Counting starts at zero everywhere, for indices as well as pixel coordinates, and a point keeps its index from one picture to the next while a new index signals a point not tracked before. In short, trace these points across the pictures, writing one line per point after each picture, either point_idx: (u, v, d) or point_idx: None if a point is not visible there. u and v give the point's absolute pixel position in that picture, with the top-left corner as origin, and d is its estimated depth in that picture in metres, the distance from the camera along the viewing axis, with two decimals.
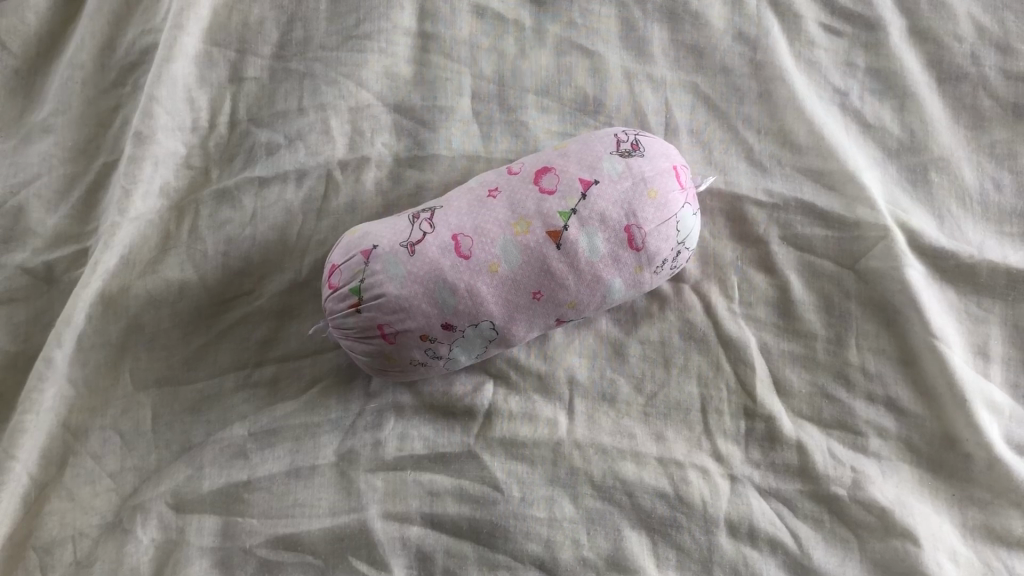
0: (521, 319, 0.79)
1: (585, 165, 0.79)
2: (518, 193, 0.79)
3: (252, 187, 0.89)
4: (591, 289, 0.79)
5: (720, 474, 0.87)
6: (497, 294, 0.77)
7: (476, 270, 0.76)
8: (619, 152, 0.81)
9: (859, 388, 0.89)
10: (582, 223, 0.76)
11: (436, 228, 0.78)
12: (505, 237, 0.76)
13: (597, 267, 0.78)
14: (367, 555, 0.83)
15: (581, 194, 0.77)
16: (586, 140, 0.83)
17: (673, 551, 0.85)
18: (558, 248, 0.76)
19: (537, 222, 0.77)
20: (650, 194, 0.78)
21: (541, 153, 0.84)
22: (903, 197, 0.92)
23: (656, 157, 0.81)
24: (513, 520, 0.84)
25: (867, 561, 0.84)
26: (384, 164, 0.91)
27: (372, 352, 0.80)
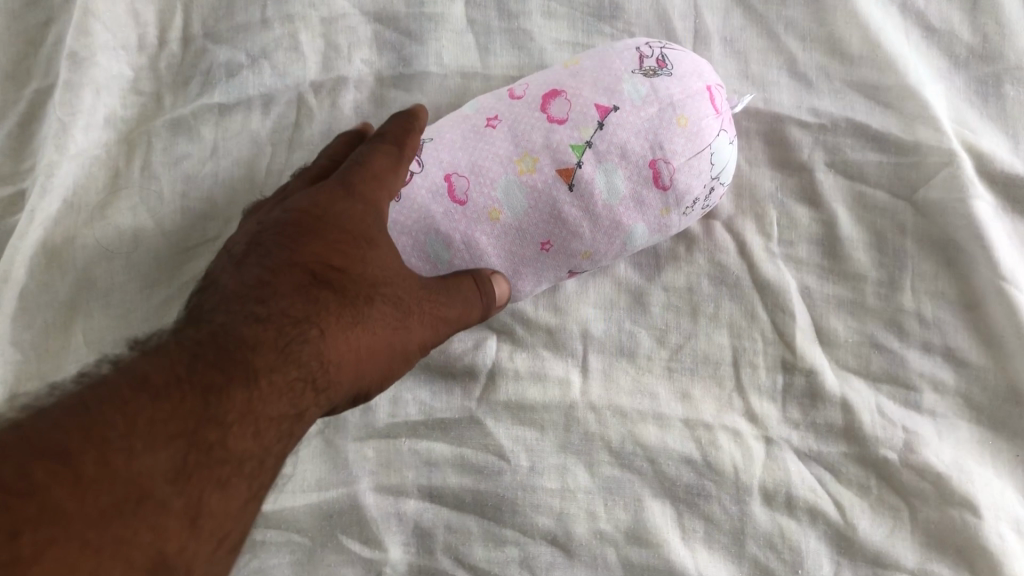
0: (528, 271, 0.69)
1: (601, 87, 0.66)
2: (521, 123, 0.66)
3: (211, 116, 0.76)
4: (607, 239, 0.68)
5: (753, 437, 0.78)
6: (499, 245, 0.66)
7: (473, 217, 0.65)
8: (642, 70, 0.67)
9: (913, 337, 0.78)
10: (598, 159, 0.65)
11: (424, 167, 0.65)
12: (507, 177, 0.65)
13: (616, 211, 0.66)
14: (360, 532, 0.75)
15: (597, 123, 0.65)
16: (603, 54, 0.69)
17: (700, 523, 0.76)
18: (571, 190, 0.65)
19: (545, 158, 0.65)
20: (679, 121, 0.65)
21: (548, 69, 0.70)
22: (971, 113, 0.79)
23: (688, 75, 0.67)
24: (522, 492, 0.76)
25: (919, 532, 0.75)
26: (364, 85, 0.78)
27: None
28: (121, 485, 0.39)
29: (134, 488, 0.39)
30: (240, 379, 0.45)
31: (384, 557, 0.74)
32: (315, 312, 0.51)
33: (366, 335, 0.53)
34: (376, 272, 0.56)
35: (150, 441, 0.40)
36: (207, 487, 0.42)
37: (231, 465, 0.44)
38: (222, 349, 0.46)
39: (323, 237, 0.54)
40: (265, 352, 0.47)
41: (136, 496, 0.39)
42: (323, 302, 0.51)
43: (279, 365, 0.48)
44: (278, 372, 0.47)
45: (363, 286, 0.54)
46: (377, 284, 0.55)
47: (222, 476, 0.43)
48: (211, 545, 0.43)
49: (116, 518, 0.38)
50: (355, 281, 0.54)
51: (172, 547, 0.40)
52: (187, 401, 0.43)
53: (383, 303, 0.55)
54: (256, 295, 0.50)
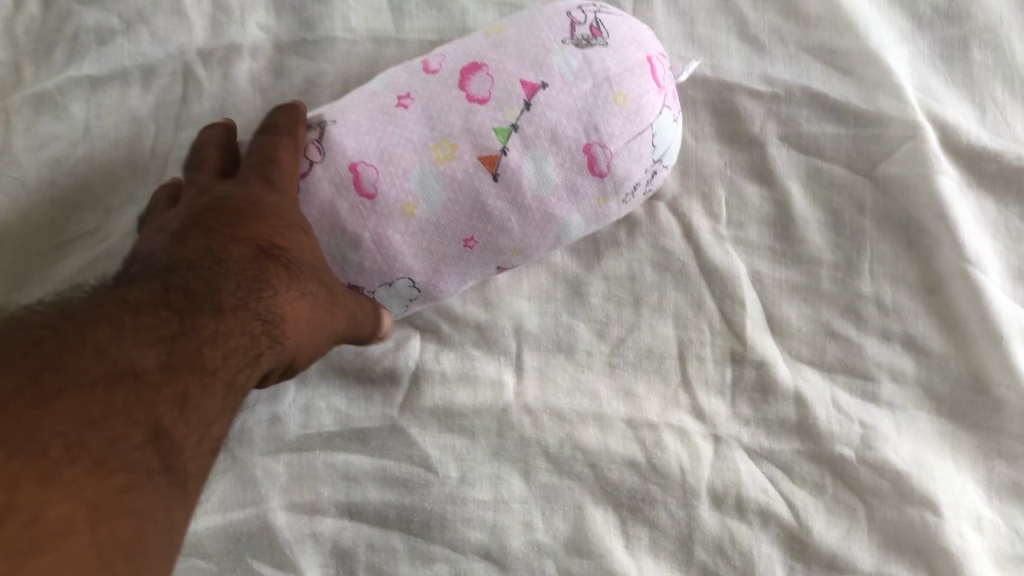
0: (450, 272, 0.60)
1: (528, 60, 0.57)
2: (436, 102, 0.57)
3: (82, 91, 0.66)
4: (538, 233, 0.60)
5: (701, 436, 0.72)
6: (415, 245, 0.57)
7: (385, 213, 0.56)
8: (574, 39, 0.58)
9: (871, 324, 0.72)
10: (526, 143, 0.56)
11: (324, 156, 0.56)
12: (422, 166, 0.56)
13: (547, 203, 0.58)
14: (272, 556, 0.68)
15: (524, 103, 0.56)
16: (528, 20, 0.60)
17: (645, 530, 0.70)
18: (496, 180, 0.56)
19: (465, 144, 0.56)
20: (616, 99, 0.57)
21: (467, 37, 0.61)
22: (935, 78, 0.73)
23: (626, 45, 0.59)
24: (451, 506, 0.69)
25: (876, 533, 0.70)
26: (260, 52, 0.69)
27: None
28: (114, 361, 0.38)
29: (124, 371, 0.38)
30: (208, 311, 0.44)
31: None
32: (268, 270, 0.48)
33: (313, 304, 0.50)
34: (312, 247, 0.53)
35: (134, 338, 0.40)
36: (191, 385, 0.41)
37: (209, 374, 0.43)
38: (191, 288, 0.44)
39: (260, 208, 0.51)
40: (228, 290, 0.45)
41: (130, 377, 0.39)
42: (272, 268, 0.48)
43: (241, 311, 0.45)
44: (241, 312, 0.45)
45: (305, 262, 0.51)
46: (315, 261, 0.52)
47: (203, 381, 0.42)
48: (197, 438, 0.42)
49: (116, 388, 0.38)
50: (296, 258, 0.50)
51: (168, 421, 0.40)
52: (164, 317, 0.41)
53: (325, 281, 0.52)
54: (210, 253, 0.47)
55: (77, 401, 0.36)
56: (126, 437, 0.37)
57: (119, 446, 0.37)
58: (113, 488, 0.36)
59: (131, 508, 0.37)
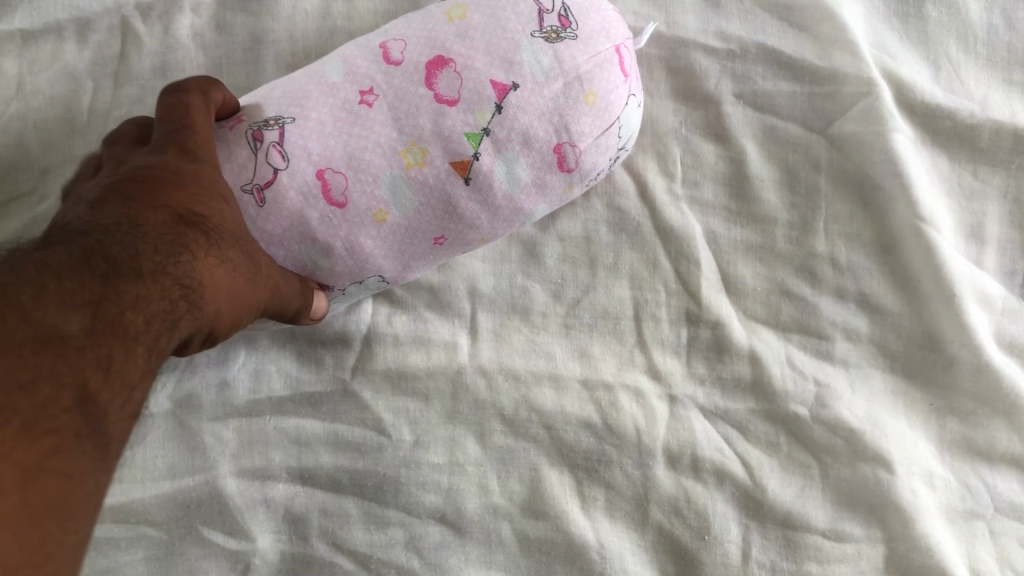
0: (418, 264, 0.62)
1: (497, 56, 0.56)
2: (403, 101, 0.55)
3: (15, 47, 0.64)
4: (502, 227, 0.61)
5: (656, 396, 0.71)
6: (385, 246, 0.58)
7: (356, 221, 0.56)
8: (543, 31, 0.57)
9: (826, 283, 0.72)
10: (497, 147, 0.56)
11: (289, 161, 0.54)
12: (393, 173, 0.55)
13: (517, 200, 0.59)
14: (223, 523, 0.67)
15: (495, 105, 0.56)
16: (493, 4, 0.57)
17: (601, 490, 0.70)
18: (467, 184, 0.57)
19: (435, 148, 0.55)
20: (587, 99, 0.57)
21: (427, 15, 0.58)
22: (890, 35, 0.73)
23: (595, 36, 0.58)
24: (405, 470, 0.68)
25: (830, 490, 0.71)
26: (203, 6, 0.66)
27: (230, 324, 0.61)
28: (39, 326, 0.36)
29: (50, 335, 0.36)
30: (128, 275, 0.40)
31: (252, 547, 0.66)
32: (190, 236, 0.45)
33: (238, 272, 0.48)
34: (234, 215, 0.50)
35: (59, 302, 0.37)
36: (116, 350, 0.39)
37: (133, 342, 0.40)
38: (110, 250, 0.41)
39: (178, 172, 0.48)
40: (150, 254, 0.42)
41: (57, 343, 0.36)
42: (193, 235, 0.45)
43: (163, 275, 0.42)
44: (161, 279, 0.42)
45: (228, 231, 0.48)
46: (237, 231, 0.49)
47: (127, 346, 0.40)
48: (121, 403, 0.39)
49: (42, 351, 0.36)
50: (218, 224, 0.48)
51: (93, 387, 0.37)
52: (87, 279, 0.39)
53: (243, 251, 0.49)
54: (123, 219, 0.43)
55: (6, 364, 0.34)
56: (55, 399, 0.36)
57: (48, 409, 0.35)
58: (41, 451, 0.35)
59: (59, 470, 0.36)
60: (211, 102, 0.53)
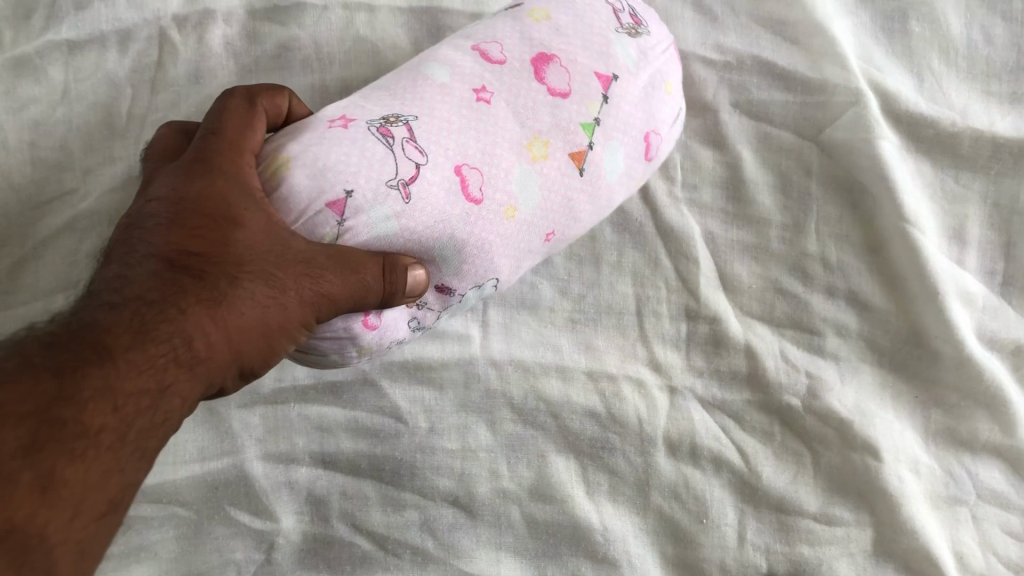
0: (521, 264, 0.63)
1: (595, 52, 0.62)
2: (519, 97, 0.58)
3: (60, 56, 0.68)
4: (592, 220, 0.65)
5: (657, 387, 0.76)
6: (507, 246, 0.59)
7: (491, 217, 0.56)
8: (623, 28, 0.64)
9: (817, 281, 0.77)
10: (606, 136, 0.61)
11: (428, 157, 0.54)
12: (522, 166, 0.57)
13: (612, 188, 0.64)
14: (249, 504, 0.71)
15: (602, 96, 0.61)
16: (574, 9, 0.64)
17: (605, 476, 0.74)
18: (582, 175, 0.61)
19: (557, 141, 0.59)
20: (666, 89, 0.66)
21: (511, 21, 0.62)
22: (877, 49, 0.77)
23: (660, 34, 0.67)
24: (420, 454, 0.73)
25: (821, 477, 0.75)
26: (234, 18, 0.71)
27: (345, 342, 0.56)
28: None
29: None
30: (93, 355, 0.39)
31: (276, 527, 0.70)
32: (175, 287, 0.44)
33: (248, 299, 0.46)
34: (247, 235, 0.47)
35: None
36: (62, 460, 0.37)
37: (89, 438, 0.38)
38: (77, 331, 0.40)
39: (175, 207, 0.47)
40: (121, 327, 0.41)
41: None
42: (180, 283, 0.44)
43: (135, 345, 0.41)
44: (132, 349, 0.41)
45: (229, 262, 0.46)
46: (249, 252, 0.47)
47: (77, 449, 0.37)
48: (68, 517, 0.37)
49: None
50: (216, 257, 0.46)
51: (22, 517, 0.35)
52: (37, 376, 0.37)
53: (254, 278, 0.46)
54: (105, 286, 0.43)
55: None
56: None
57: None
58: None
59: None
60: (256, 108, 0.54)
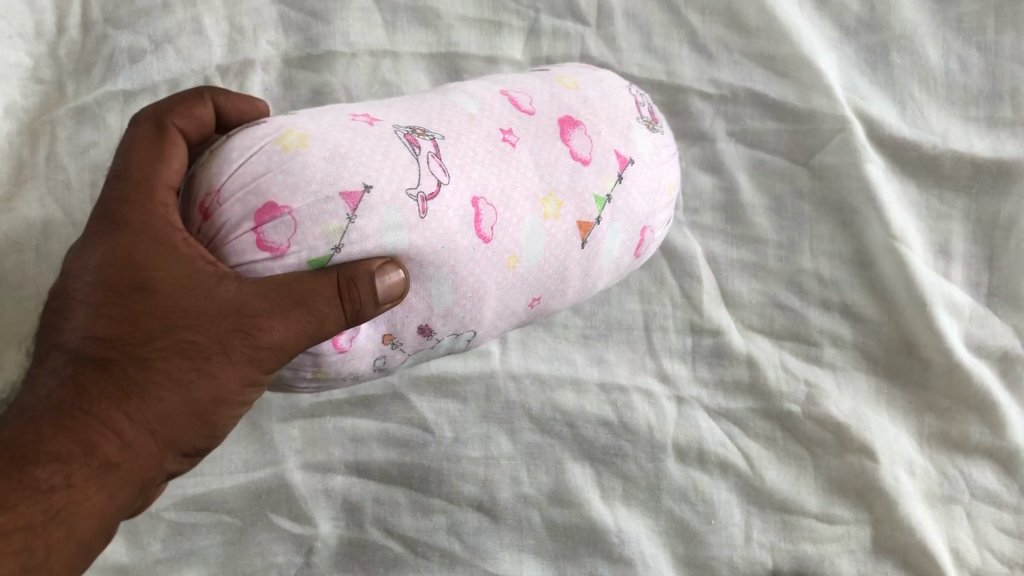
0: (499, 327, 0.60)
1: (617, 132, 0.62)
2: (542, 151, 0.57)
3: (117, 104, 0.75)
4: (575, 295, 0.64)
5: (666, 397, 0.81)
6: (498, 297, 0.56)
7: (496, 258, 0.54)
8: (644, 119, 0.65)
9: (812, 295, 0.83)
10: (612, 215, 0.61)
11: (450, 178, 0.52)
12: (533, 219, 0.56)
13: (602, 271, 0.63)
14: (289, 510, 0.76)
15: (617, 175, 0.61)
16: (603, 91, 0.64)
17: (618, 481, 0.80)
18: (582, 247, 0.59)
19: (569, 203, 0.58)
20: (671, 190, 0.67)
21: (544, 83, 0.63)
22: (861, 80, 0.84)
23: (672, 140, 0.68)
24: (446, 462, 0.78)
25: (821, 478, 0.80)
26: (272, 65, 0.78)
27: (304, 360, 0.51)
28: None
29: None
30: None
31: (315, 532, 0.76)
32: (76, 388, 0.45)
33: (181, 373, 0.46)
34: (173, 301, 0.46)
35: None
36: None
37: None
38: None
39: (98, 275, 0.46)
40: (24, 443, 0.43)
41: None
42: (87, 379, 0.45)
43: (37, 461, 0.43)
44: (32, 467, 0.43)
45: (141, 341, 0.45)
46: (175, 316, 0.46)
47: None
48: None
49: None
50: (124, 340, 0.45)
51: None
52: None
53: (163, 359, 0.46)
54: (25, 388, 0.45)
55: None
56: None
57: None
58: None
59: None
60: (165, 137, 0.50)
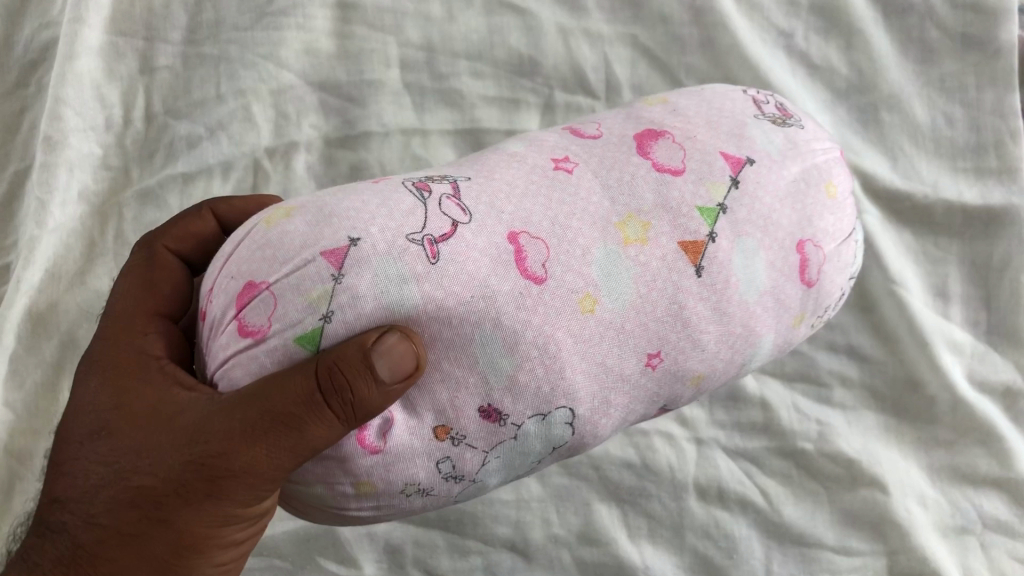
0: (619, 403, 0.53)
1: (727, 135, 0.60)
2: (612, 169, 0.56)
3: (177, 185, 0.84)
4: (718, 347, 0.55)
5: (685, 439, 0.86)
6: (586, 356, 0.51)
7: (559, 304, 0.50)
8: (767, 117, 0.63)
9: (819, 339, 0.89)
10: (733, 228, 0.56)
11: (472, 217, 0.50)
12: (608, 247, 0.52)
13: (751, 308, 0.56)
14: (335, 553, 0.82)
15: (732, 177, 0.57)
16: (708, 101, 0.64)
17: (643, 520, 0.84)
18: (698, 274, 0.54)
19: (660, 224, 0.54)
20: (829, 189, 0.61)
21: (631, 110, 0.63)
22: (855, 139, 0.91)
23: (813, 129, 0.64)
24: (481, 505, 0.84)
25: (837, 512, 0.84)
26: (314, 147, 0.87)
27: (335, 467, 0.49)
28: None
29: None
30: None
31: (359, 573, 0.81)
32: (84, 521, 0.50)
33: (143, 520, 0.49)
34: (136, 445, 0.50)
35: None
36: None
37: None
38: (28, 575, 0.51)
39: (101, 414, 0.52)
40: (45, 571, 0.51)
41: None
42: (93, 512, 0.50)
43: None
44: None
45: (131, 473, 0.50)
46: (160, 446, 0.49)
47: None
48: None
49: None
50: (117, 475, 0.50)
51: None
52: None
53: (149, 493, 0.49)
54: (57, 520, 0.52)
55: None
56: None
57: None
58: None
59: None
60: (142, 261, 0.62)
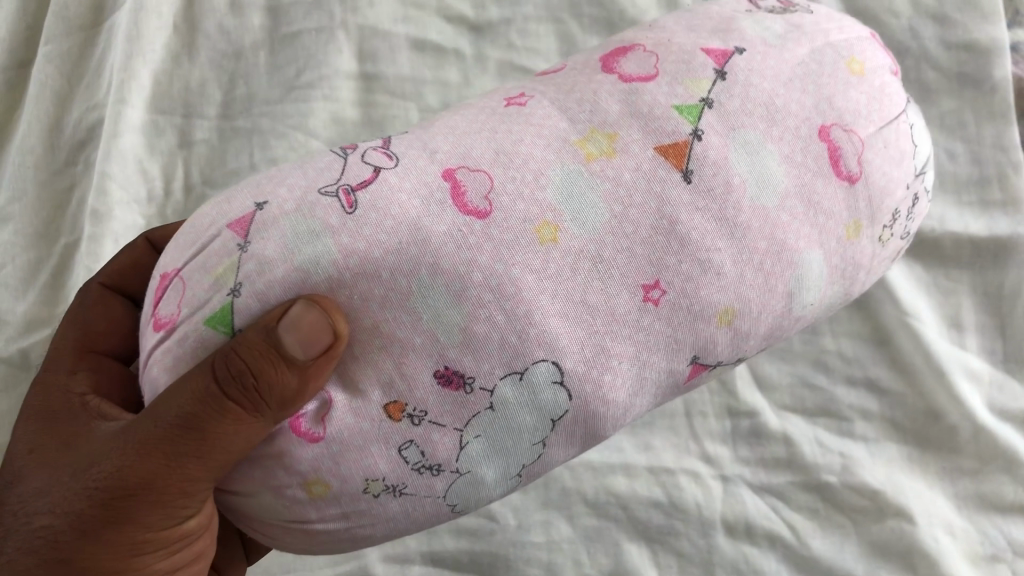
0: (628, 342, 0.51)
1: (717, 34, 0.59)
2: (575, 92, 0.55)
3: None
4: (738, 270, 0.52)
5: (710, 476, 0.88)
6: (559, 294, 0.49)
7: (510, 237, 0.48)
8: (767, 11, 0.62)
9: (837, 373, 0.91)
10: (723, 121, 0.53)
11: (398, 163, 0.51)
12: (571, 164, 0.51)
13: (776, 216, 0.53)
14: None
15: (717, 67, 0.56)
16: (694, 12, 0.63)
17: (674, 559, 0.85)
18: (688, 176, 0.51)
19: (631, 132, 0.52)
20: (854, 66, 0.58)
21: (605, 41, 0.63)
22: None
23: (825, 16, 0.63)
24: (513, 548, 0.86)
25: (865, 544, 0.85)
26: None
27: (276, 469, 0.49)
28: None
29: None
30: None
31: None
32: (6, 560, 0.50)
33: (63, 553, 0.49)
34: (59, 474, 0.51)
35: None
36: None
37: None
38: None
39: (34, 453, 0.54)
40: None
41: None
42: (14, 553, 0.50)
43: None
44: None
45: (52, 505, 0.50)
46: (81, 472, 0.50)
47: None
48: None
49: None
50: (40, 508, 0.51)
51: None
52: None
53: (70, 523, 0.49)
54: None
55: None
56: None
57: None
58: None
59: None
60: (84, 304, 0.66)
